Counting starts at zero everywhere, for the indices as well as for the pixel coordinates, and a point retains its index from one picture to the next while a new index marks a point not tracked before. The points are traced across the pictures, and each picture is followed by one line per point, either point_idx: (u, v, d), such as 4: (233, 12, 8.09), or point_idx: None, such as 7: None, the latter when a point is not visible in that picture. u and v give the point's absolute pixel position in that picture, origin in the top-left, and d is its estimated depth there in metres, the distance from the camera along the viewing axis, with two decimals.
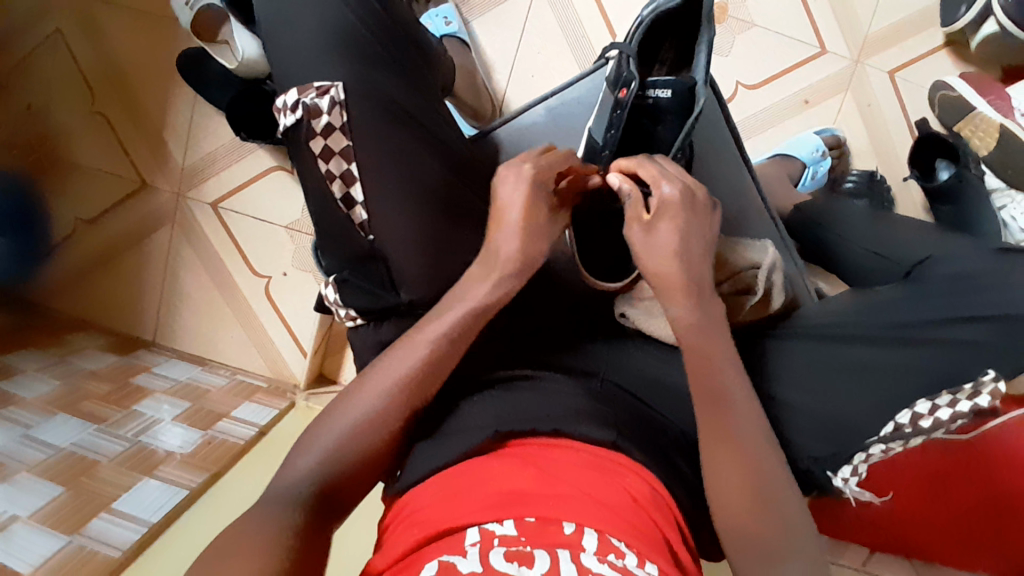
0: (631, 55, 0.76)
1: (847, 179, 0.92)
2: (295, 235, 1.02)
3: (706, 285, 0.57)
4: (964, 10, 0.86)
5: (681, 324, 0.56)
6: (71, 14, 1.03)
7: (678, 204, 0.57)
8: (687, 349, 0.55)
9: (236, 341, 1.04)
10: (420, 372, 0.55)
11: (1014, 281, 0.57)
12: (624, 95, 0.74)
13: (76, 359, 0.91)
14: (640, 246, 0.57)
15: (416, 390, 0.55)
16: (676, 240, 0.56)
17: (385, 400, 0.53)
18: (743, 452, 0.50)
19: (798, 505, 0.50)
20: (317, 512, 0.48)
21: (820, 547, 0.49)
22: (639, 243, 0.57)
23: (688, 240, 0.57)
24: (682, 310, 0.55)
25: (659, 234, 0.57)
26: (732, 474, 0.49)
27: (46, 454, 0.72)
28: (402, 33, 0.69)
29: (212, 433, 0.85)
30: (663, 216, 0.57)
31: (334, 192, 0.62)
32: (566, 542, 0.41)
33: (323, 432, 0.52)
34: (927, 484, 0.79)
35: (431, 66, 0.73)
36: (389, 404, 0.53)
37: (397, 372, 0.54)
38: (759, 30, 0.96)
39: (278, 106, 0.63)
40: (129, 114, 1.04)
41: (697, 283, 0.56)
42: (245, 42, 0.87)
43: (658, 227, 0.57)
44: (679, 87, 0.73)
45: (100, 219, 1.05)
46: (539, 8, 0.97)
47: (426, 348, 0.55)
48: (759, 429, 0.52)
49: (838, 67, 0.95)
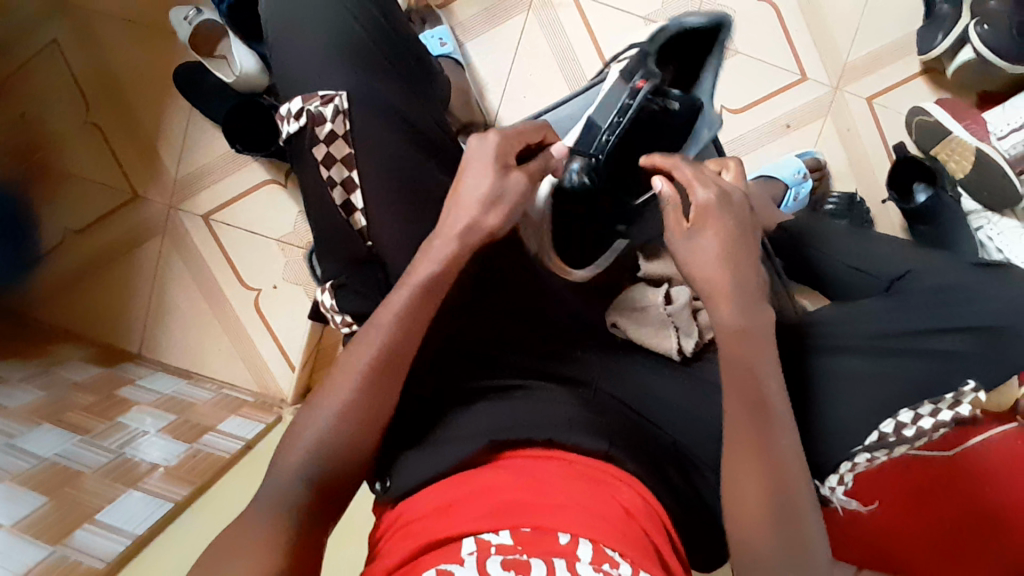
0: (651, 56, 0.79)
1: (827, 202, 0.93)
2: (285, 249, 1.02)
3: (751, 286, 0.57)
4: (942, 38, 0.90)
5: (728, 329, 0.55)
6: (68, 23, 1.03)
7: (715, 205, 0.59)
8: (730, 354, 0.55)
9: (224, 354, 1.03)
10: (381, 363, 0.52)
11: (991, 294, 0.62)
12: (641, 86, 0.76)
13: (63, 370, 0.91)
14: (684, 254, 0.58)
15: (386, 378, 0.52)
16: (720, 240, 0.57)
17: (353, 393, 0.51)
18: (749, 470, 0.50)
19: (808, 520, 0.49)
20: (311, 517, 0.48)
21: (823, 560, 0.49)
22: (682, 248, 0.58)
23: (731, 242, 0.58)
24: (728, 315, 0.55)
25: (704, 236, 0.58)
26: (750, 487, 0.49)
27: (29, 464, 0.72)
28: (403, 40, 0.68)
29: (198, 447, 0.85)
30: (706, 225, 0.58)
31: (334, 198, 0.62)
32: (562, 551, 0.43)
33: (305, 428, 0.50)
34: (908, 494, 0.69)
35: (432, 78, 0.72)
36: (356, 397, 0.51)
37: (355, 367, 0.52)
38: (742, 58, 0.98)
39: (282, 113, 0.63)
40: (122, 123, 1.04)
41: (744, 290, 0.56)
42: (243, 58, 0.88)
43: (699, 231, 0.58)
44: (689, 103, 0.78)
45: (89, 230, 1.04)
46: (529, 33, 0.99)
47: (381, 340, 0.53)
48: (779, 441, 0.51)
49: (817, 94, 0.97)
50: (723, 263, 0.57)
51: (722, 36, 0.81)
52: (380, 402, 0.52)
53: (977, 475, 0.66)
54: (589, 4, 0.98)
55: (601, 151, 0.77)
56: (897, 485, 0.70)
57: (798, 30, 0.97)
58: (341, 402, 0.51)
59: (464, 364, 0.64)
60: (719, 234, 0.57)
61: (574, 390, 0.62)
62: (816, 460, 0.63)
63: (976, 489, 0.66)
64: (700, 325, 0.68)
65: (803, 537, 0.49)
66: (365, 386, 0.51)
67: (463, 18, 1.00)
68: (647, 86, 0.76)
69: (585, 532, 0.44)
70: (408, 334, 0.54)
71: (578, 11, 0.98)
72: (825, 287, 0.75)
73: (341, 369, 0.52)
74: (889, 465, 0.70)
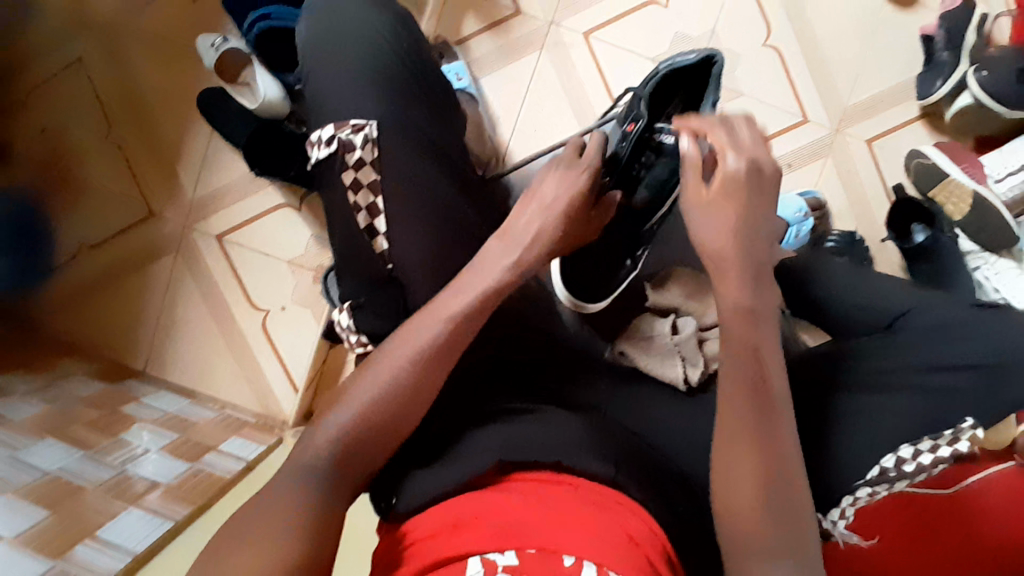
0: (640, 98, 0.71)
1: (828, 239, 0.96)
2: (295, 271, 1.03)
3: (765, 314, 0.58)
4: (940, 84, 0.94)
5: None
6: (94, 46, 1.06)
7: (743, 177, 0.55)
8: None
9: (228, 374, 1.04)
10: (402, 384, 0.53)
11: (991, 335, 0.63)
12: (631, 128, 0.69)
13: (66, 384, 0.92)
14: (695, 221, 0.56)
15: (406, 403, 0.53)
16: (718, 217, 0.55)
17: (365, 411, 0.52)
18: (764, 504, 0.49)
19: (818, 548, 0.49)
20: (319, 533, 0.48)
21: None
22: (695, 216, 0.56)
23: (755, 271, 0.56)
24: (737, 337, 0.53)
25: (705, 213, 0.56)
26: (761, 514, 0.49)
27: (31, 477, 0.72)
28: (435, 81, 0.70)
29: (199, 466, 0.84)
30: (726, 195, 0.55)
31: (359, 222, 0.63)
32: (566, 574, 0.44)
33: (318, 434, 0.52)
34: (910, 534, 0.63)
35: (459, 118, 0.74)
36: (368, 416, 0.52)
37: (377, 385, 0.53)
38: (747, 99, 1.02)
39: (312, 139, 0.65)
40: (142, 142, 1.06)
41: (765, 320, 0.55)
42: (267, 85, 0.90)
43: (716, 203, 0.56)
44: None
45: (101, 246, 1.06)
46: (541, 69, 1.02)
47: (404, 363, 0.54)
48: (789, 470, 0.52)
49: (819, 135, 1.00)
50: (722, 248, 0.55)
51: (717, 67, 0.71)
52: (396, 421, 0.53)
53: (977, 511, 0.63)
54: (600, 44, 1.02)
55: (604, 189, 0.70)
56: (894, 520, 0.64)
57: (801, 74, 1.01)
58: (353, 416, 0.52)
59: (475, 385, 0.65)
60: (739, 207, 0.55)
61: (582, 415, 0.62)
62: (820, 490, 0.64)
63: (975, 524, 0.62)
64: (706, 355, 0.70)
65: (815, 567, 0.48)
66: (382, 405, 0.52)
67: (478, 55, 1.03)
68: (637, 126, 0.68)
69: (591, 554, 0.45)
70: (433, 360, 0.54)
71: (589, 51, 1.02)
72: (827, 325, 0.76)
73: (362, 381, 0.53)
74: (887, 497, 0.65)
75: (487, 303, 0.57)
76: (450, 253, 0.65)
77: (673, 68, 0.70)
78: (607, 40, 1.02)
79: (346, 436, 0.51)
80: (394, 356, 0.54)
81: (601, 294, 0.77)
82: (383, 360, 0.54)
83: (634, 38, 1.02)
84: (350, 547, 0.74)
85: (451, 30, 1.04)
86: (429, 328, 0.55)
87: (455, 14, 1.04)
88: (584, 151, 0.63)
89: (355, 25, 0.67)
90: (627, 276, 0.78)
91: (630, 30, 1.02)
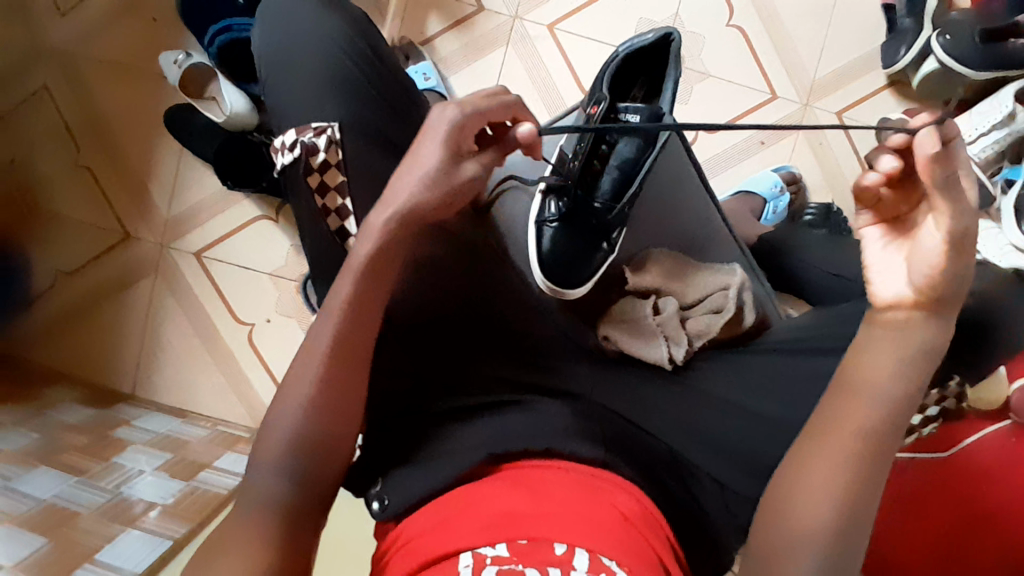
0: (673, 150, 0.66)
1: (805, 214, 0.94)
2: (277, 282, 1.03)
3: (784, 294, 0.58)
4: (903, 52, 0.95)
5: None
6: (58, 71, 1.05)
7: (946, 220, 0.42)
8: None
9: (218, 391, 1.03)
10: (325, 373, 0.53)
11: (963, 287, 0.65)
12: (595, 112, 0.71)
13: (55, 413, 0.91)
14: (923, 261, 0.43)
15: (331, 386, 0.53)
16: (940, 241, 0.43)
17: (303, 404, 0.52)
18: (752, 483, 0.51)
19: None
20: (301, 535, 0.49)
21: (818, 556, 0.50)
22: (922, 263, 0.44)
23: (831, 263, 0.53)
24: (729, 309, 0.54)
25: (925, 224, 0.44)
26: None
27: (28, 505, 0.71)
28: (398, 77, 0.68)
29: (195, 484, 0.84)
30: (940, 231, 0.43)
31: (329, 225, 0.62)
32: (558, 561, 0.44)
33: (275, 433, 0.52)
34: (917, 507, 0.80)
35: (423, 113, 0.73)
36: (308, 407, 0.52)
37: (305, 378, 0.53)
38: (713, 80, 1.02)
39: (276, 146, 0.65)
40: (112, 165, 1.05)
41: None
42: (233, 97, 0.89)
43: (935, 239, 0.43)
44: (650, 115, 0.68)
45: (80, 271, 1.05)
46: (509, 65, 1.03)
47: (322, 348, 0.53)
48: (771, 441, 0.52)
49: (788, 111, 1.01)
50: (930, 282, 0.43)
51: (675, 46, 0.70)
52: (330, 437, 0.53)
53: (974, 476, 0.78)
54: (566, 35, 1.02)
55: (570, 176, 0.73)
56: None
57: (765, 52, 1.01)
58: (296, 408, 0.52)
59: (459, 379, 0.64)
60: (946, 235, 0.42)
61: (563, 401, 0.63)
62: None
63: (975, 485, 0.77)
64: (689, 333, 0.69)
65: None
66: (318, 396, 0.52)
67: (445, 53, 1.03)
68: (599, 110, 0.71)
69: (582, 542, 0.46)
70: (354, 338, 0.54)
71: (554, 43, 1.02)
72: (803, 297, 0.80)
73: (298, 377, 0.53)
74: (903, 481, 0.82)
75: (369, 283, 0.54)
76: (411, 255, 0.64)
77: (632, 51, 0.72)
78: (573, 31, 1.02)
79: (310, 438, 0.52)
80: (313, 347, 0.53)
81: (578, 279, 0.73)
82: (281, 395, 0.53)
83: (598, 27, 1.02)
84: (337, 551, 0.74)
85: (416, 31, 1.04)
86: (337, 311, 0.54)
87: (418, 14, 1.04)
88: (490, 98, 0.54)
89: (309, 30, 0.66)
90: (604, 261, 0.76)
91: (595, 19, 1.02)
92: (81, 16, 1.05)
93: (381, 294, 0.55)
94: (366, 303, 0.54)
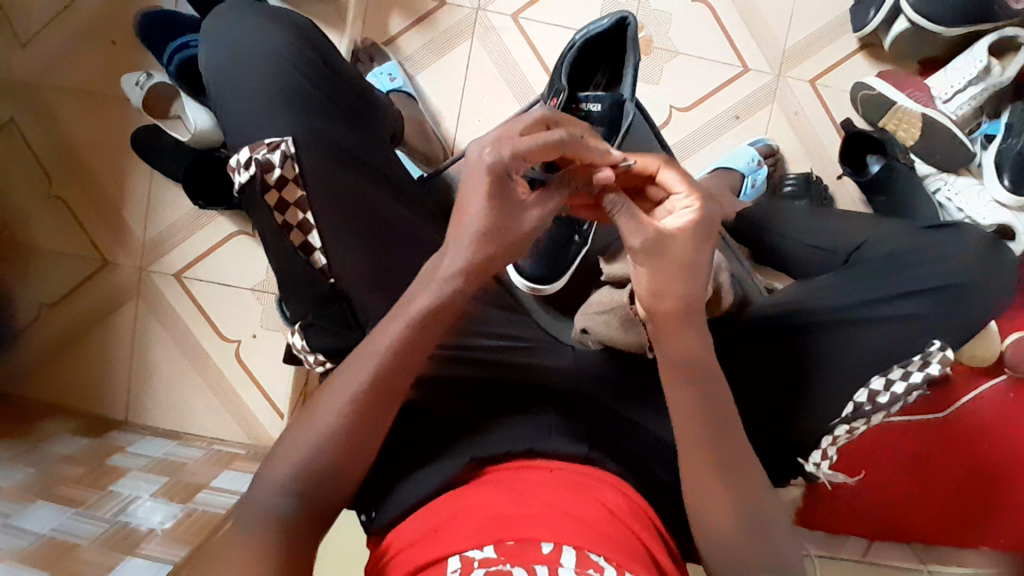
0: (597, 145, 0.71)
1: (785, 183, 0.95)
2: (261, 297, 1.03)
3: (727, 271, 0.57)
4: (874, 14, 0.93)
5: None
6: (24, 104, 1.04)
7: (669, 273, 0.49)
8: None
9: (210, 412, 1.03)
10: (370, 394, 0.52)
11: (937, 258, 0.67)
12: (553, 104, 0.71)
13: (49, 445, 0.90)
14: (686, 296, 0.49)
15: (370, 407, 0.52)
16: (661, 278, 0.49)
17: (347, 417, 0.52)
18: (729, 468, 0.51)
19: (766, 493, 0.53)
20: (284, 558, 0.49)
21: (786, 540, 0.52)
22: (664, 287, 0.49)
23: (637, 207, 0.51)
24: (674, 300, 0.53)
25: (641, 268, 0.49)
26: (730, 496, 0.51)
27: (27, 541, 0.70)
28: (348, 91, 0.70)
29: (194, 505, 0.83)
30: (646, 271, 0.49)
31: (293, 240, 0.62)
32: (545, 559, 0.43)
33: (294, 445, 0.52)
34: (922, 476, 0.89)
35: (376, 114, 0.73)
36: (349, 420, 0.52)
37: (348, 391, 0.52)
38: (683, 57, 1.00)
39: (232, 164, 0.62)
40: (86, 193, 1.05)
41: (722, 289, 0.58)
42: (197, 114, 0.90)
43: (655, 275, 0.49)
44: (612, 102, 0.70)
45: (63, 302, 1.04)
46: (475, 58, 1.01)
47: (374, 362, 0.52)
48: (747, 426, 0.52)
49: (761, 83, 1.00)
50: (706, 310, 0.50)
51: (630, 32, 0.70)
52: (344, 461, 0.52)
53: (984, 429, 0.88)
54: (531, 24, 1.01)
55: None
56: (881, 454, 0.89)
57: (735, 25, 0.99)
58: (334, 415, 0.52)
59: (439, 386, 0.64)
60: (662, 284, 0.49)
61: (552, 402, 0.63)
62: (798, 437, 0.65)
63: (976, 438, 0.88)
64: None
65: (766, 511, 0.52)
66: (354, 408, 0.52)
67: (410, 52, 1.02)
68: (559, 102, 0.70)
69: (569, 539, 0.45)
70: (397, 365, 0.53)
71: (519, 32, 1.01)
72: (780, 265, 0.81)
73: (341, 388, 0.52)
74: (865, 441, 0.90)
75: (415, 331, 0.53)
76: (377, 266, 0.65)
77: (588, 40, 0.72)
78: (537, 19, 1.01)
79: (305, 464, 0.51)
80: (363, 364, 0.53)
81: (556, 275, 0.75)
82: (297, 434, 0.52)
83: (562, 12, 1.00)
84: (329, 559, 0.75)
85: (379, 32, 1.02)
86: (389, 333, 0.53)
87: (379, 14, 1.02)
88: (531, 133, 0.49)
89: (260, 45, 0.65)
90: (577, 254, 0.76)
91: (558, 5, 1.00)
92: (39, 49, 1.04)
93: (427, 342, 0.53)
94: (412, 344, 0.53)
